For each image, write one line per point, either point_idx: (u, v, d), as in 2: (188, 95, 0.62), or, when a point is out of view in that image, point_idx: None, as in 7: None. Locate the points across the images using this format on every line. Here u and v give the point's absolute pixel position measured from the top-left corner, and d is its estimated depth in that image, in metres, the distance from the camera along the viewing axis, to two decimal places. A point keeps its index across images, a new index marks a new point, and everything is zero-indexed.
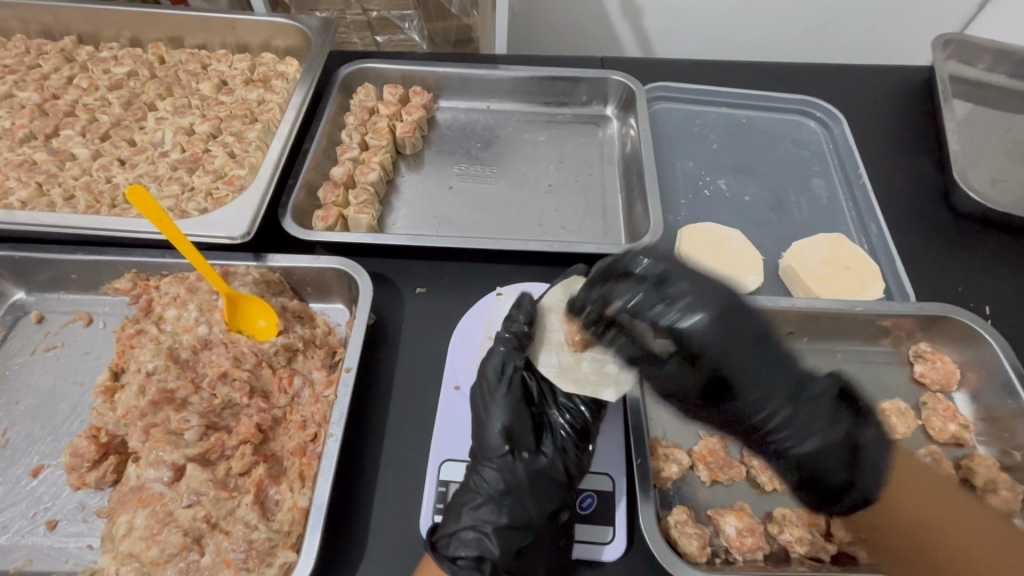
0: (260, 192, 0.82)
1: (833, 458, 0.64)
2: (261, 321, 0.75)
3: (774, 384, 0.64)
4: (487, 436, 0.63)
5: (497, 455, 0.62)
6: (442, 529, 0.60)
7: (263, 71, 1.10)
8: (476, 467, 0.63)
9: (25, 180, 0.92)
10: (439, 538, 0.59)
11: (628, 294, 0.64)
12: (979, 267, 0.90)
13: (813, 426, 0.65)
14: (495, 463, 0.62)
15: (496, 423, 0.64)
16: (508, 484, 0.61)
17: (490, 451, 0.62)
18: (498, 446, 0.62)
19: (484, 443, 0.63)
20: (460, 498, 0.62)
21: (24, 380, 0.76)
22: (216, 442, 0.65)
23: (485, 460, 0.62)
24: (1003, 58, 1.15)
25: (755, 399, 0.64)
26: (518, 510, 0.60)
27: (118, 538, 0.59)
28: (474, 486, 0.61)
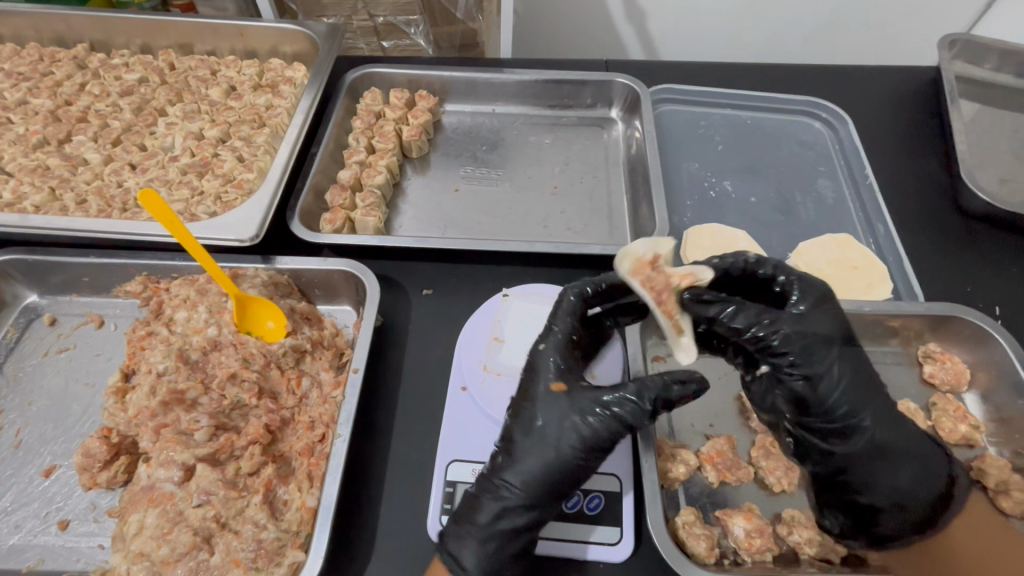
0: (268, 195, 0.83)
1: (892, 449, 0.65)
2: (270, 323, 0.76)
3: (863, 386, 0.66)
4: (550, 446, 0.61)
5: (558, 466, 0.60)
6: (456, 534, 0.59)
7: (272, 77, 1.12)
8: (510, 475, 0.61)
9: (38, 185, 0.93)
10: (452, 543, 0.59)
11: (769, 267, 0.71)
12: (987, 267, 0.89)
13: (859, 402, 0.66)
14: (550, 472, 0.60)
15: (562, 434, 0.61)
16: (532, 490, 0.60)
17: (551, 463, 0.60)
18: (563, 457, 0.60)
19: (538, 452, 0.61)
20: (484, 504, 0.60)
21: (37, 382, 0.77)
22: (225, 442, 0.65)
23: (535, 471, 0.60)
24: (1009, 58, 1.15)
25: (858, 397, 0.66)
26: (529, 518, 0.59)
27: (129, 537, 0.60)
28: (513, 495, 0.60)
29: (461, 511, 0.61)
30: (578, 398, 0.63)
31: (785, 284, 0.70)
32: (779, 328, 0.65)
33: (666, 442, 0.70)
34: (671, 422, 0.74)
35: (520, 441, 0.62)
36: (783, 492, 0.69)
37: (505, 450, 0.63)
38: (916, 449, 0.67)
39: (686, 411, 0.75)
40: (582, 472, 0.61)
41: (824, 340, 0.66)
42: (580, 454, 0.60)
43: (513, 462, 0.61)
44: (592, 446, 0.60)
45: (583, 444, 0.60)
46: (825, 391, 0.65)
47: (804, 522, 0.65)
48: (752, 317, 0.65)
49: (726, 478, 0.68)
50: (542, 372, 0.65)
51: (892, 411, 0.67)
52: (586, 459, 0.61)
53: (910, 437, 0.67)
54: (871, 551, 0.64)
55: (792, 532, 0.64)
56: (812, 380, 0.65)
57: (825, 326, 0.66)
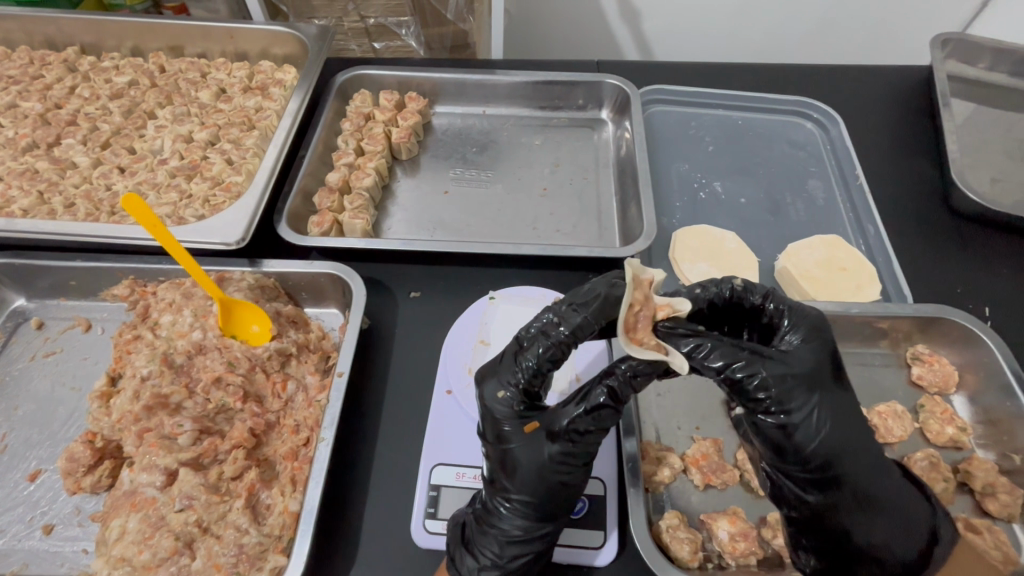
0: (255, 199, 0.83)
1: (879, 505, 0.56)
2: (254, 326, 0.76)
3: (852, 430, 0.57)
4: (539, 479, 0.58)
5: (554, 494, 0.58)
6: (462, 556, 0.59)
7: (262, 79, 1.11)
8: (509, 511, 0.58)
9: (27, 189, 0.93)
10: (457, 561, 0.59)
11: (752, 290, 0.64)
12: (977, 268, 0.89)
13: (846, 456, 0.56)
14: (540, 501, 0.58)
15: (547, 468, 0.58)
16: (526, 521, 0.58)
17: (544, 493, 0.58)
18: (555, 484, 0.58)
19: (529, 490, 0.58)
20: (486, 534, 0.59)
21: (24, 386, 0.77)
22: (209, 446, 0.65)
23: (532, 504, 0.58)
24: (1002, 58, 1.14)
25: (846, 443, 0.56)
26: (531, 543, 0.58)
27: (111, 542, 0.60)
28: (517, 527, 0.58)
29: (464, 535, 0.60)
30: (556, 426, 0.59)
31: (773, 313, 0.63)
32: (758, 369, 0.55)
33: (651, 445, 0.70)
34: (656, 425, 0.74)
35: (507, 480, 0.59)
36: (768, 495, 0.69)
37: (496, 489, 0.60)
38: (906, 501, 0.57)
39: (671, 414, 0.75)
40: (579, 487, 0.60)
41: (811, 383, 0.56)
42: (572, 474, 0.59)
43: (506, 498, 0.59)
44: (580, 463, 0.59)
45: (573, 464, 0.58)
46: (807, 443, 0.55)
47: None
48: (729, 353, 0.56)
49: (711, 481, 0.68)
50: (506, 417, 0.60)
51: (878, 460, 0.58)
52: (578, 477, 0.59)
53: (898, 489, 0.58)
54: None
55: (776, 535, 0.64)
56: (793, 430, 0.55)
57: (812, 363, 0.57)
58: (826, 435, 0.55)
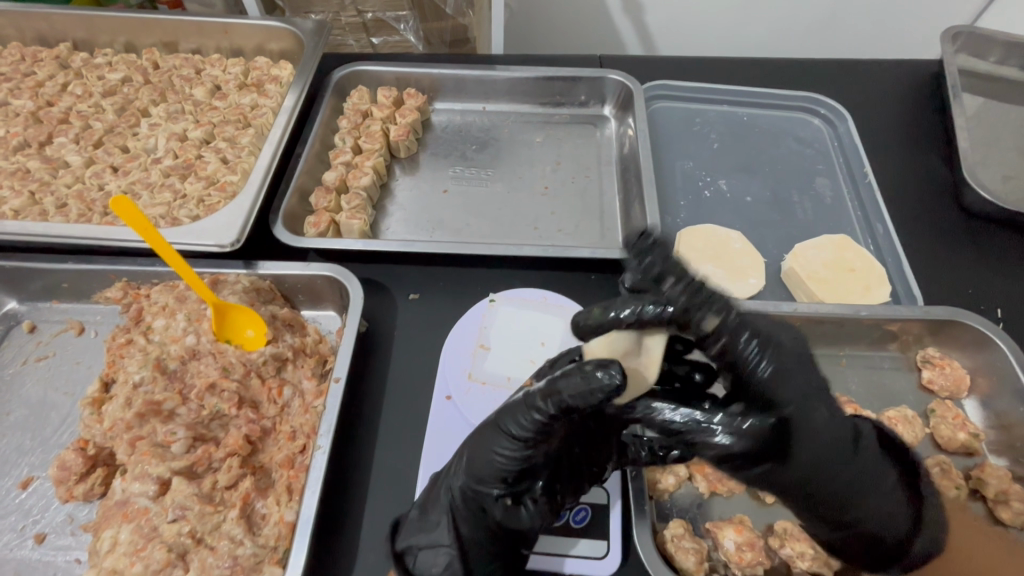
0: (250, 199, 0.81)
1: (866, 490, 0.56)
2: (249, 331, 0.74)
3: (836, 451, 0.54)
4: (483, 437, 0.56)
5: (494, 459, 0.54)
6: (407, 553, 0.57)
7: (257, 76, 1.09)
8: (455, 466, 0.58)
9: (19, 189, 0.92)
10: (401, 557, 0.57)
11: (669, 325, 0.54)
12: (988, 268, 0.87)
13: (819, 454, 0.53)
14: (477, 458, 0.55)
15: (495, 423, 0.55)
16: (463, 480, 0.56)
17: (484, 459, 0.55)
18: (496, 446, 0.54)
19: (472, 445, 0.56)
20: (428, 520, 0.58)
21: (15, 390, 0.75)
22: (203, 454, 0.64)
23: (470, 461, 0.56)
24: (1014, 50, 1.11)
25: (832, 469, 0.54)
26: (457, 508, 0.56)
27: (102, 554, 0.58)
28: (453, 492, 0.57)
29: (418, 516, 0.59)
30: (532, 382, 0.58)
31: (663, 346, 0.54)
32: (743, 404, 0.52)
33: None
34: None
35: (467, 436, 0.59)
36: (775, 503, 0.67)
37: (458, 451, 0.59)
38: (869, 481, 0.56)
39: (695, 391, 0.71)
40: (522, 460, 0.54)
41: (797, 371, 0.54)
42: (517, 440, 0.53)
43: (455, 463, 0.58)
44: (523, 436, 0.53)
45: (512, 429, 0.53)
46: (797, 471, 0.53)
47: (797, 534, 0.63)
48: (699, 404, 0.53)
49: (718, 489, 0.67)
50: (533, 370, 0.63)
51: (856, 451, 0.56)
52: (519, 450, 0.54)
53: (863, 468, 0.56)
54: None
55: (783, 545, 0.63)
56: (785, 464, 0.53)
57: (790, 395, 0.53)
58: (804, 429, 0.52)
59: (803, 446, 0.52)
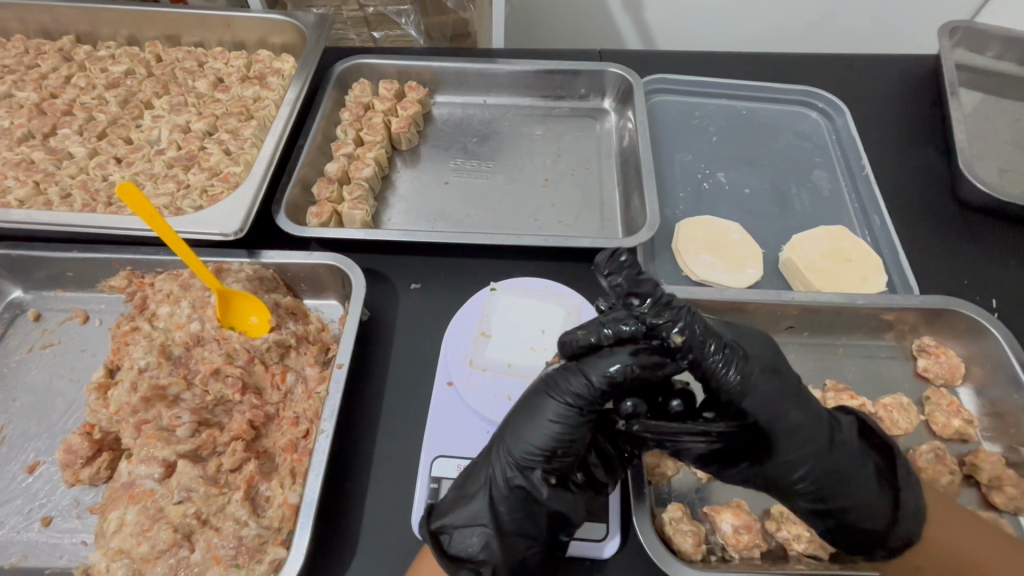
0: (253, 188, 0.82)
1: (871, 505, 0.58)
2: (253, 318, 0.75)
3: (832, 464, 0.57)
4: (535, 410, 0.57)
5: (544, 431, 0.56)
6: (443, 532, 0.57)
7: (259, 68, 1.10)
8: (499, 441, 0.59)
9: (23, 179, 0.92)
10: (436, 535, 0.57)
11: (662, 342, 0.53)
12: (983, 259, 0.87)
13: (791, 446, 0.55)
14: (525, 429, 0.57)
15: (544, 395, 0.57)
16: (508, 453, 0.57)
17: (538, 431, 0.56)
18: (547, 417, 0.56)
19: (522, 418, 0.58)
20: (464, 500, 0.58)
21: (21, 377, 0.76)
22: (207, 438, 0.65)
23: (517, 433, 0.57)
24: (1011, 46, 1.12)
25: (831, 481, 0.57)
26: (499, 485, 0.57)
27: (109, 534, 0.59)
28: (499, 468, 0.57)
29: (454, 495, 0.59)
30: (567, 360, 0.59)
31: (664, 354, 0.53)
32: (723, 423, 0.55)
33: None
34: None
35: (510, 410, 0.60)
36: None
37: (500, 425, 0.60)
38: (856, 466, 0.57)
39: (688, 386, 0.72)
40: (571, 432, 0.55)
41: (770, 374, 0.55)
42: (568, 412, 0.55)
43: (499, 440, 0.58)
44: (577, 403, 0.55)
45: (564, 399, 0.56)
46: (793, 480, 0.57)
47: (794, 517, 0.64)
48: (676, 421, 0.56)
49: None
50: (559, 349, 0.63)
51: (859, 464, 0.58)
52: (573, 420, 0.55)
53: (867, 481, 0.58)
54: None
55: (780, 528, 0.64)
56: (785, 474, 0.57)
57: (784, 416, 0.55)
58: (777, 428, 0.55)
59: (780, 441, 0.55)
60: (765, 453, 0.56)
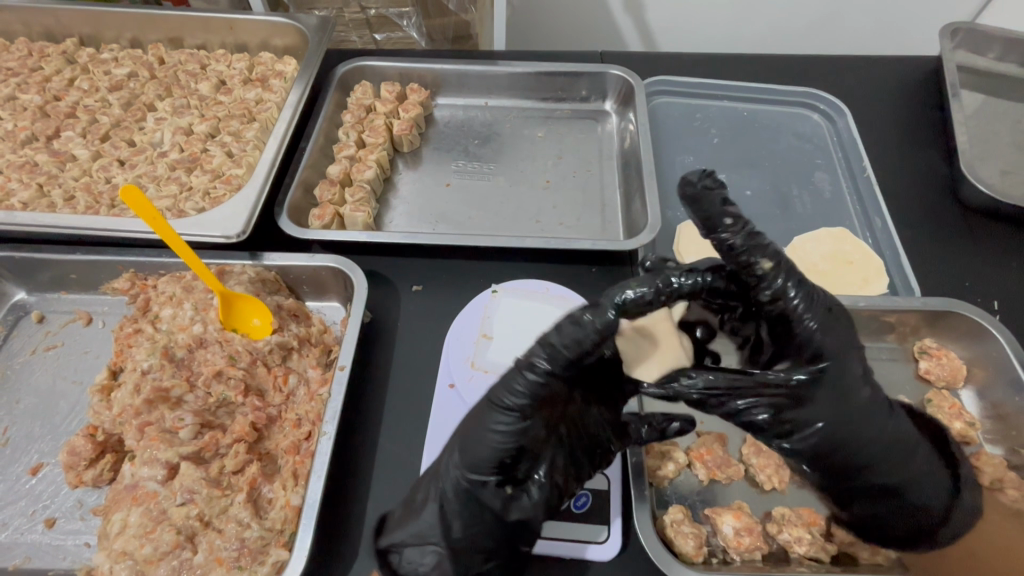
0: (255, 191, 0.82)
1: (897, 480, 0.61)
2: (255, 320, 0.75)
3: (875, 441, 0.58)
4: (480, 421, 0.57)
5: (489, 442, 0.55)
6: (391, 551, 0.59)
7: (262, 71, 1.10)
8: (451, 451, 0.59)
9: (26, 181, 0.93)
10: (386, 554, 0.59)
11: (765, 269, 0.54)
12: (985, 261, 0.87)
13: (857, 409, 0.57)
14: (473, 440, 0.56)
15: (490, 404, 0.56)
16: (463, 467, 0.57)
17: (484, 443, 0.56)
18: (490, 428, 0.55)
19: (471, 430, 0.57)
20: (415, 517, 0.59)
21: (24, 379, 0.76)
22: (210, 440, 0.65)
23: (465, 445, 0.57)
24: (1013, 48, 1.12)
25: (876, 454, 0.59)
26: (448, 499, 0.57)
27: (112, 536, 0.60)
28: (449, 482, 0.58)
29: (403, 513, 0.61)
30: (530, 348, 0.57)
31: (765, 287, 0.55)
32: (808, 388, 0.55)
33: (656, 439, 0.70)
34: None
35: (466, 417, 0.60)
36: (774, 490, 0.68)
37: (456, 432, 0.60)
38: (903, 445, 0.60)
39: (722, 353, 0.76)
40: (518, 439, 0.55)
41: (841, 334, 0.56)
42: (508, 419, 0.55)
43: (448, 454, 0.59)
44: (520, 411, 0.55)
45: (507, 407, 0.55)
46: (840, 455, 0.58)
47: (795, 520, 0.64)
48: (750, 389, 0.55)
49: (716, 476, 0.68)
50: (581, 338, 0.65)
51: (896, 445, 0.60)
52: (514, 426, 0.55)
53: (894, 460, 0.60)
54: (864, 549, 0.63)
55: (782, 530, 0.64)
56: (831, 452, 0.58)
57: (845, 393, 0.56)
58: (834, 394, 0.55)
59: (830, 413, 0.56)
60: (837, 413, 0.56)
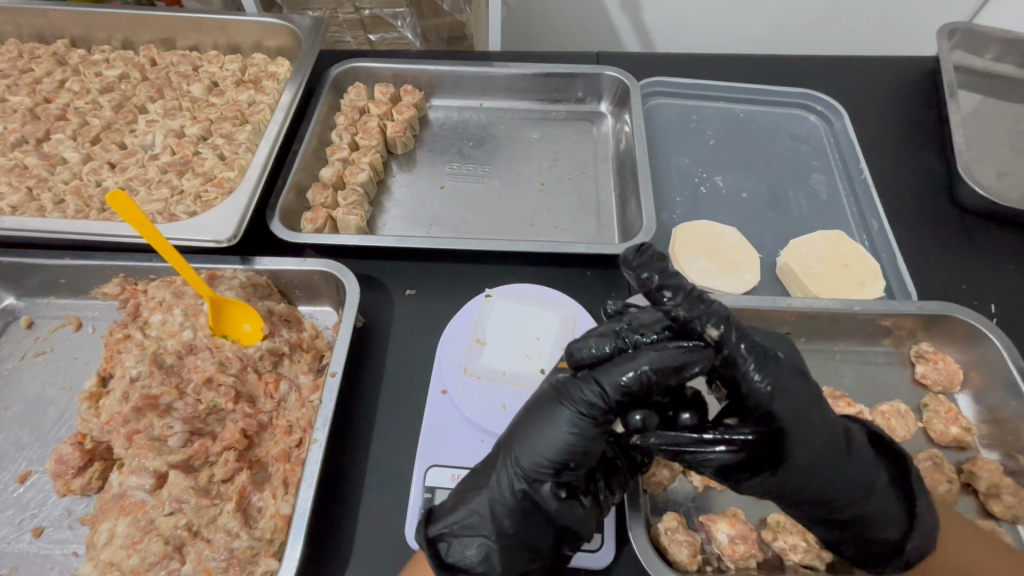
0: (247, 195, 0.81)
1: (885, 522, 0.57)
2: (246, 326, 0.74)
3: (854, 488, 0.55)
4: (540, 421, 0.57)
5: (552, 443, 0.55)
6: (439, 540, 0.57)
7: (254, 72, 1.09)
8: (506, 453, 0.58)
9: (16, 185, 0.92)
10: (434, 543, 0.57)
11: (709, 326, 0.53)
12: (982, 264, 0.87)
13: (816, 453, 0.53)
14: (534, 442, 0.56)
15: (552, 407, 0.56)
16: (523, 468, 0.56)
17: (551, 441, 0.55)
18: (555, 430, 0.55)
19: (528, 435, 0.57)
20: (464, 511, 0.57)
21: (13, 386, 0.76)
22: (199, 448, 0.64)
23: (519, 447, 0.57)
24: (1010, 48, 1.12)
25: (856, 502, 0.56)
26: (500, 497, 0.57)
27: (99, 546, 0.59)
28: (504, 484, 0.57)
29: (448, 505, 0.59)
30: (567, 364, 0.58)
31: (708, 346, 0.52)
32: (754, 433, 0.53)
33: None
34: None
35: (519, 417, 0.60)
36: (768, 497, 0.68)
37: (508, 431, 0.60)
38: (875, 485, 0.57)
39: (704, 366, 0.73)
40: (581, 446, 0.55)
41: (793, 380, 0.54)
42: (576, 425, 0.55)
43: (505, 450, 0.58)
44: (592, 413, 0.54)
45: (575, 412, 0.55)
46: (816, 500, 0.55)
47: (790, 527, 0.64)
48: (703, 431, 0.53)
49: (711, 482, 0.67)
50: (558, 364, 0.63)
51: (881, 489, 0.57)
52: (586, 432, 0.55)
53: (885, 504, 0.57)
54: None
55: (776, 538, 0.63)
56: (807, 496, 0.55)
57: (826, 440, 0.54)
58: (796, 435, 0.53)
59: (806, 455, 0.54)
60: (803, 460, 0.53)
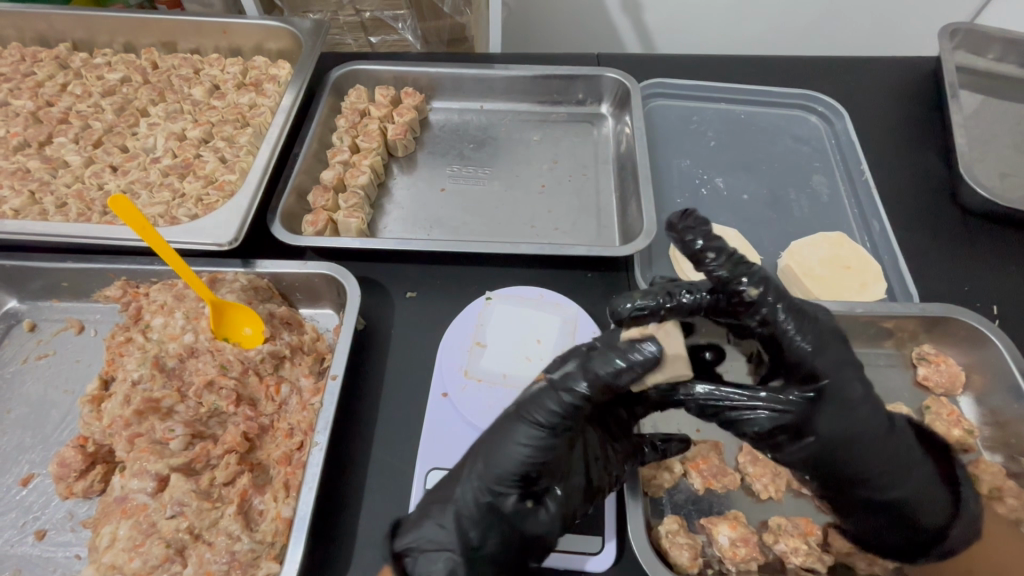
0: (248, 198, 0.82)
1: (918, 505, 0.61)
2: (246, 329, 0.74)
3: (894, 468, 0.59)
4: (505, 433, 0.56)
5: (516, 456, 0.55)
6: (406, 554, 0.58)
7: (255, 75, 1.10)
8: (472, 464, 0.58)
9: (19, 189, 0.92)
10: (400, 557, 0.58)
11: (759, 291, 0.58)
12: (984, 266, 0.87)
13: (853, 424, 0.56)
14: (495, 455, 0.56)
15: (517, 417, 0.56)
16: (487, 479, 0.56)
17: (510, 455, 0.55)
18: (519, 440, 0.55)
19: (492, 446, 0.57)
20: (431, 525, 0.57)
21: (16, 389, 0.76)
22: (201, 451, 0.65)
23: (484, 460, 0.57)
24: (1013, 49, 1.11)
25: (890, 483, 0.59)
26: (465, 510, 0.57)
27: (101, 549, 0.59)
28: (468, 496, 0.57)
29: (415, 518, 0.59)
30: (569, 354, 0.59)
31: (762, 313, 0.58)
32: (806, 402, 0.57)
33: None
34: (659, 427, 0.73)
35: (488, 429, 0.59)
36: (770, 499, 0.67)
37: (478, 443, 0.59)
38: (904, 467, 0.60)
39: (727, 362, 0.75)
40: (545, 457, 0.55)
41: (833, 351, 0.58)
42: (538, 435, 0.55)
43: (471, 461, 0.58)
44: (549, 423, 0.55)
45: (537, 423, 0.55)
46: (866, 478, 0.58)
47: (791, 529, 0.63)
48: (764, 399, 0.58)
49: (712, 485, 0.67)
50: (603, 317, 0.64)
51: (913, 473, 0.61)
52: (542, 444, 0.55)
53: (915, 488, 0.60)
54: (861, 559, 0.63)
55: (778, 540, 0.63)
56: (861, 474, 0.58)
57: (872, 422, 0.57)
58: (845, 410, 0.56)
59: (856, 434, 0.57)
60: (853, 433, 0.56)
